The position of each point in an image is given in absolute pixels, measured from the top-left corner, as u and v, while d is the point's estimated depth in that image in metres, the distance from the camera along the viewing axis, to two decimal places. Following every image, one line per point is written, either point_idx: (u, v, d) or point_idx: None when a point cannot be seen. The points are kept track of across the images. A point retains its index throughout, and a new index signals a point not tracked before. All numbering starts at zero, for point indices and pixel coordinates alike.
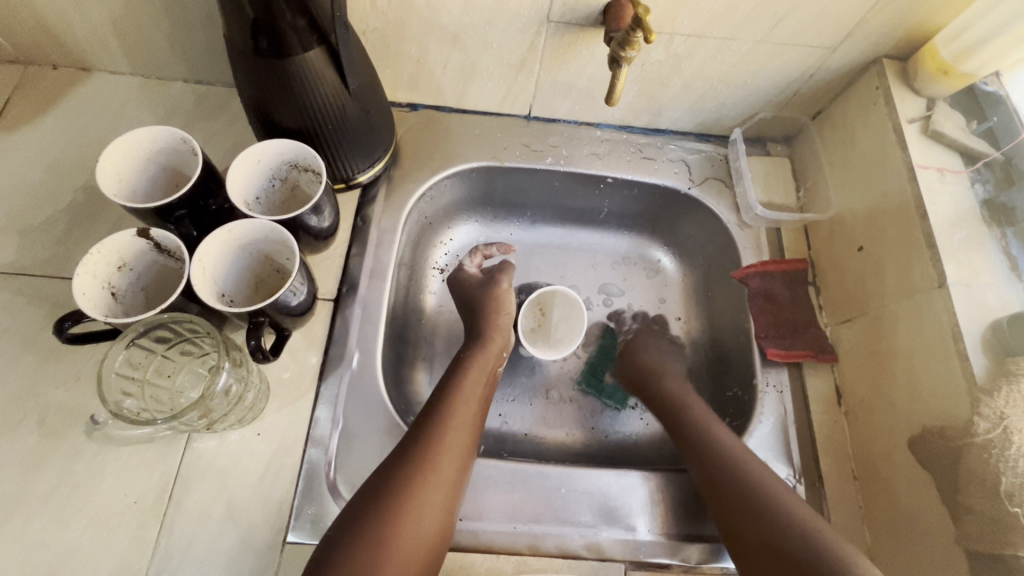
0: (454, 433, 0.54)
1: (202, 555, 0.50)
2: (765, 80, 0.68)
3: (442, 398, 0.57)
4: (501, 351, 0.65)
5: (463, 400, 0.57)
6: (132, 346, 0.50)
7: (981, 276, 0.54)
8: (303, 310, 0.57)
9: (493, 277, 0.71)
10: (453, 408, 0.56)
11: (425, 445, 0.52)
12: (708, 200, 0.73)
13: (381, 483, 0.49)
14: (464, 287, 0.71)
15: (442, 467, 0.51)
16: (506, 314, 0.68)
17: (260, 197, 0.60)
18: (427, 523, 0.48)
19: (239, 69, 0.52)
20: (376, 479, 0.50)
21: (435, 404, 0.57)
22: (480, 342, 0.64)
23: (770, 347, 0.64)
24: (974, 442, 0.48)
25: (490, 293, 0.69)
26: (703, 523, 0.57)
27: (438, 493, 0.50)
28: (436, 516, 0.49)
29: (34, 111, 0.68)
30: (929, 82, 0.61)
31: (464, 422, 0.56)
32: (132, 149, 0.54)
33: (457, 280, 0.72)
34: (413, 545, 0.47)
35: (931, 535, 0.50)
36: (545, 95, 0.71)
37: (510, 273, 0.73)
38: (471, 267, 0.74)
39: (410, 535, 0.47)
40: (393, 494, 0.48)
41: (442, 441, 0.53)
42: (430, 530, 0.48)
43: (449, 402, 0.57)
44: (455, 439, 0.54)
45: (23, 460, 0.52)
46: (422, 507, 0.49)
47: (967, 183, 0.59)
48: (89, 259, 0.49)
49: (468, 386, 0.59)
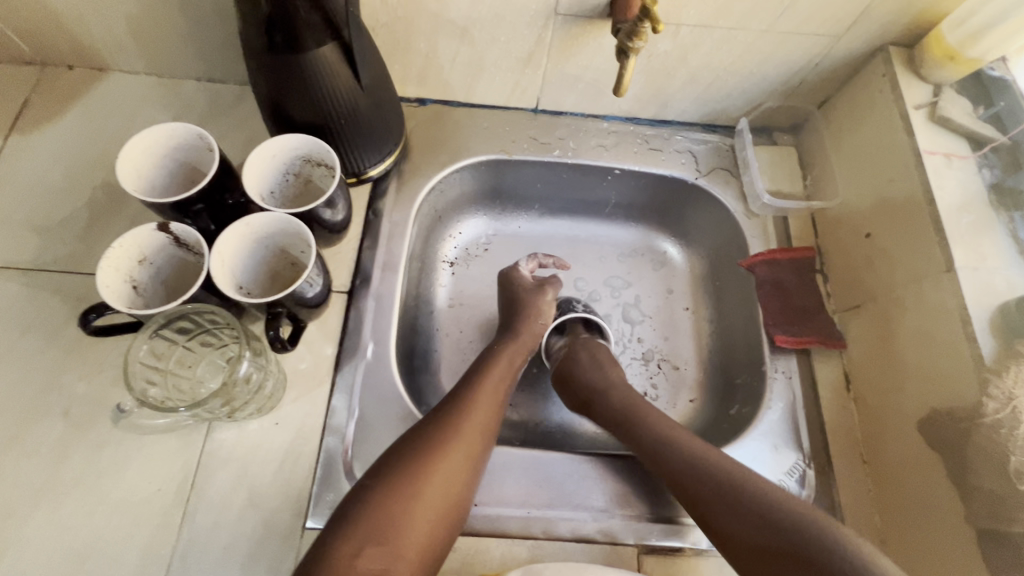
0: (480, 405, 0.56)
1: (225, 540, 0.52)
2: (771, 68, 0.68)
3: (470, 376, 0.59)
4: (532, 346, 0.67)
5: (490, 375, 0.60)
6: (155, 337, 0.51)
7: (988, 260, 0.54)
8: (318, 301, 0.58)
9: (542, 285, 0.71)
10: (479, 382, 0.58)
11: (445, 422, 0.53)
12: (715, 190, 0.74)
13: (407, 444, 0.51)
14: (511, 287, 0.71)
15: (467, 433, 0.53)
16: (538, 319, 0.68)
17: (274, 190, 0.61)
18: (451, 484, 0.50)
19: (254, 64, 0.53)
20: (404, 439, 0.52)
21: (464, 381, 0.59)
22: (513, 338, 0.65)
23: (778, 333, 0.65)
24: (982, 422, 0.49)
25: (535, 298, 0.69)
26: (665, 504, 0.58)
27: (462, 456, 0.51)
28: (459, 479, 0.50)
29: (51, 111, 0.70)
30: (935, 68, 0.62)
31: (491, 396, 0.57)
32: (151, 145, 0.55)
33: (509, 278, 0.72)
34: (438, 502, 0.48)
35: (943, 515, 0.51)
36: (553, 88, 0.72)
37: (557, 287, 0.72)
38: (527, 271, 0.73)
39: (435, 493, 0.48)
40: (420, 452, 0.50)
41: (468, 410, 0.55)
42: (454, 491, 0.50)
43: (476, 378, 0.59)
44: (482, 410, 0.55)
45: (51, 449, 0.54)
46: (445, 469, 0.50)
47: (974, 168, 0.59)
48: (112, 253, 0.50)
49: (496, 364, 0.61)
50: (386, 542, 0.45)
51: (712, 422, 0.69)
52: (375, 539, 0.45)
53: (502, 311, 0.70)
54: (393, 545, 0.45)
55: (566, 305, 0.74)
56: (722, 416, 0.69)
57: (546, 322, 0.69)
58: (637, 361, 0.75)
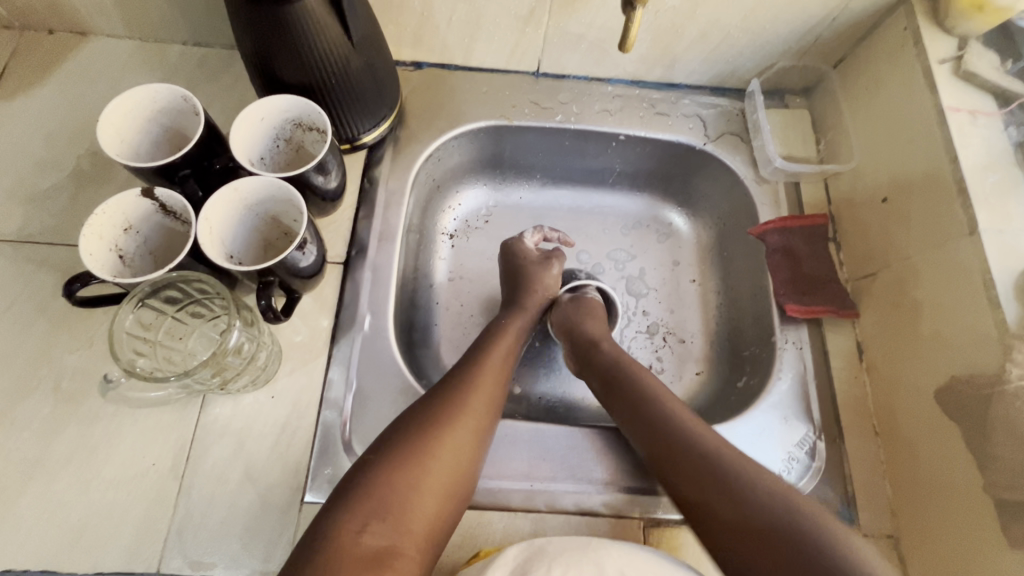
0: (486, 378, 0.54)
1: (221, 515, 0.50)
2: (785, 24, 0.65)
3: (474, 350, 0.58)
4: (536, 319, 0.65)
5: (496, 350, 0.58)
6: (142, 306, 0.49)
7: (1013, 222, 0.51)
8: (313, 271, 0.56)
9: (548, 257, 0.69)
10: (484, 356, 0.57)
11: (452, 395, 0.51)
12: (724, 155, 0.71)
13: (411, 419, 0.49)
14: (514, 258, 0.68)
15: (474, 406, 0.51)
16: (541, 293, 0.66)
17: (265, 156, 0.59)
18: (457, 459, 0.48)
19: (238, 18, 0.50)
20: (408, 414, 0.50)
21: (469, 355, 0.57)
22: (518, 311, 0.64)
23: (789, 303, 0.62)
24: (1005, 389, 0.47)
25: (539, 272, 0.67)
26: None
27: (469, 430, 0.50)
28: (466, 452, 0.49)
29: (32, 78, 0.67)
30: (961, 20, 0.58)
31: (496, 369, 0.56)
32: (134, 108, 0.53)
33: (512, 248, 0.69)
34: (444, 477, 0.47)
35: (958, 484, 0.49)
36: (555, 48, 0.69)
37: (561, 261, 0.70)
38: (531, 243, 0.70)
39: (441, 467, 0.47)
40: (425, 427, 0.48)
41: (475, 383, 0.53)
42: (461, 466, 0.48)
43: (481, 353, 0.57)
44: (488, 384, 0.54)
45: (42, 423, 0.52)
46: (451, 443, 0.48)
47: (1000, 126, 0.56)
48: (95, 219, 0.48)
49: (501, 337, 0.60)
50: (391, 518, 0.43)
51: (718, 395, 0.68)
52: (380, 515, 0.43)
53: (506, 284, 0.68)
54: (399, 519, 0.44)
55: (569, 276, 0.73)
56: (730, 388, 0.67)
57: (551, 297, 0.67)
58: (641, 334, 0.73)
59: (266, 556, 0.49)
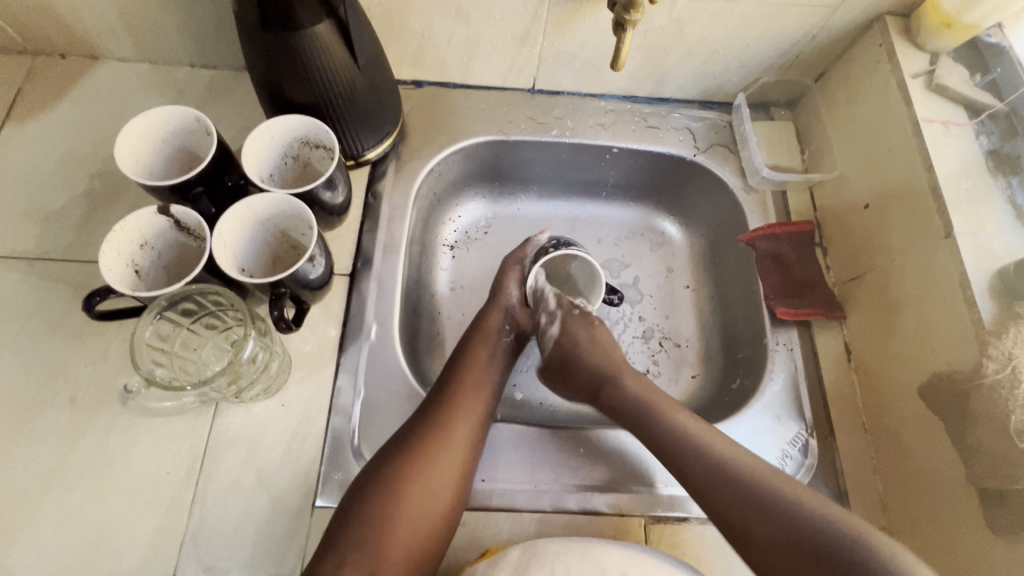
0: (464, 404, 0.56)
1: (235, 520, 0.52)
2: (768, 41, 0.68)
3: (453, 375, 0.59)
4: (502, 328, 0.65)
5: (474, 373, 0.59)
6: (160, 318, 0.51)
7: (986, 226, 0.54)
8: (321, 284, 0.59)
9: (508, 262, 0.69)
10: (463, 381, 0.58)
11: (432, 423, 0.54)
12: (714, 166, 0.74)
13: (392, 450, 0.52)
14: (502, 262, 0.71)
15: (452, 432, 0.53)
16: (512, 295, 0.67)
17: (274, 173, 0.62)
18: (435, 487, 0.50)
19: (250, 44, 0.53)
20: (392, 443, 0.53)
21: (447, 376, 0.59)
22: (482, 325, 0.64)
23: (780, 306, 0.65)
24: (982, 383, 0.49)
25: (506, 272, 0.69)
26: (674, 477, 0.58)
27: (449, 459, 0.52)
28: (441, 479, 0.51)
29: (45, 101, 0.69)
30: (931, 36, 0.61)
31: (478, 393, 0.58)
32: (147, 129, 0.55)
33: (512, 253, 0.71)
34: (420, 508, 0.49)
35: (944, 473, 0.52)
36: (548, 66, 0.72)
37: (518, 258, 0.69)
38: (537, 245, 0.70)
39: (417, 495, 0.49)
40: (405, 456, 0.51)
41: (453, 412, 0.55)
42: (439, 496, 0.50)
43: (460, 377, 0.59)
44: (465, 411, 0.55)
45: (59, 435, 0.54)
46: (424, 472, 0.50)
47: (972, 135, 0.59)
48: (113, 237, 0.50)
49: (478, 359, 0.61)
50: (365, 550, 0.46)
51: (713, 396, 0.70)
52: (357, 547, 0.46)
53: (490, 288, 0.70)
54: (378, 549, 0.47)
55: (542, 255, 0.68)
56: (725, 390, 0.70)
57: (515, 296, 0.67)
58: (638, 339, 0.75)
59: (279, 560, 0.51)
